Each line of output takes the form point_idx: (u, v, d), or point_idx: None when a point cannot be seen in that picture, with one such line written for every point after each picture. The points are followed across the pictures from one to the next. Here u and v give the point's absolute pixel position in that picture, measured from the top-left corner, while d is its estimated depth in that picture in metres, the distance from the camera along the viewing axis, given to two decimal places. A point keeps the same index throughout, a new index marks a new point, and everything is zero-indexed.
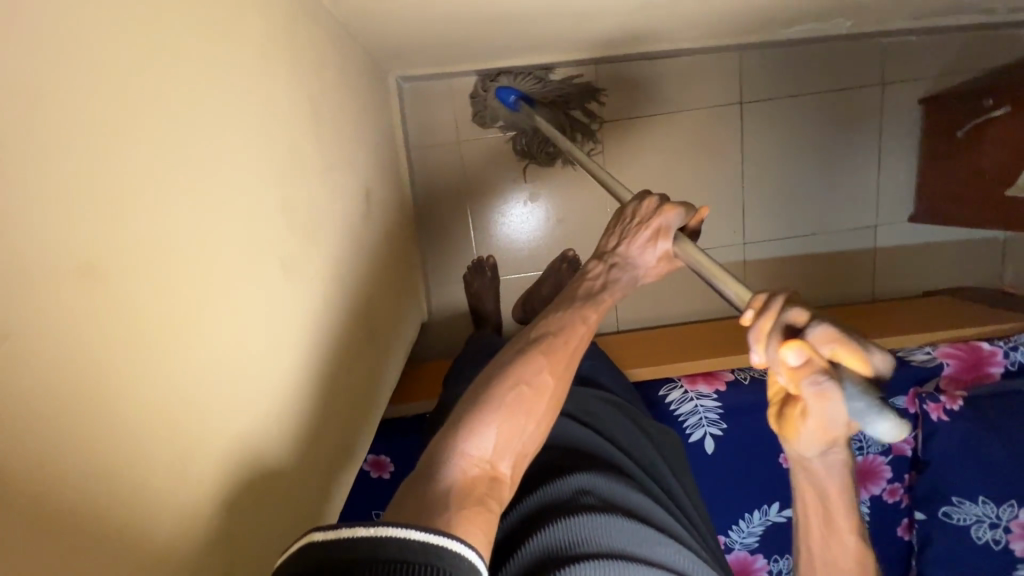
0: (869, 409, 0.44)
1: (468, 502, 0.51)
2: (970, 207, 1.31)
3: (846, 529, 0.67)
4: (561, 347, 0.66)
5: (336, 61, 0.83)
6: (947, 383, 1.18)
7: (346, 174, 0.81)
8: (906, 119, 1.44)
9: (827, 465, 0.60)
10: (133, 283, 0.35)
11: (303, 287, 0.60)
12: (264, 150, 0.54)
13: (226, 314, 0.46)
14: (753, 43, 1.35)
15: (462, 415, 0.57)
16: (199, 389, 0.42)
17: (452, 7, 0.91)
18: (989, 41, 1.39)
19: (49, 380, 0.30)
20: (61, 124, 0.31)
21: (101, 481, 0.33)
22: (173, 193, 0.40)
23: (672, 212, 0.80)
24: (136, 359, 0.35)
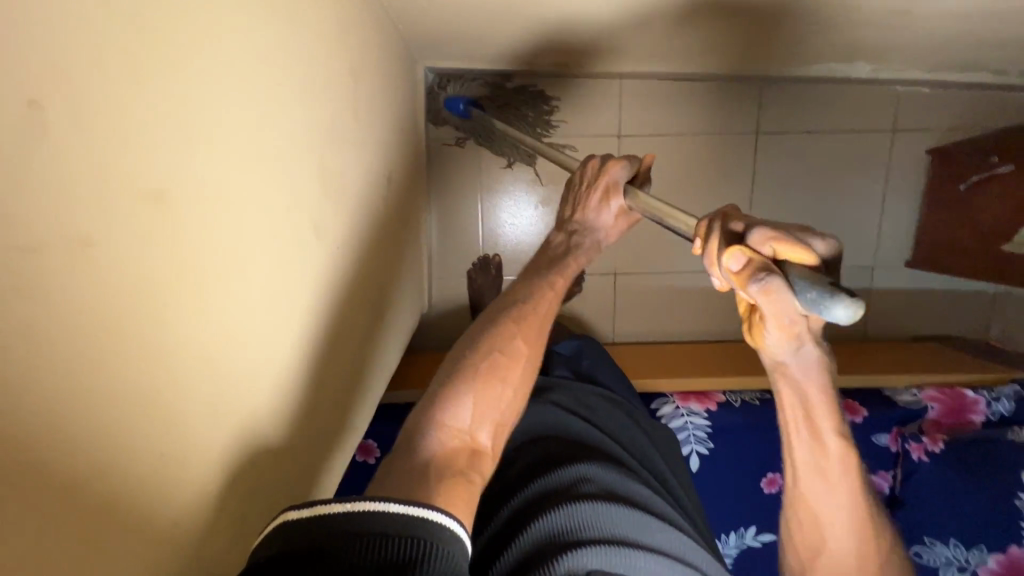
0: (818, 296, 0.42)
1: (449, 475, 0.54)
2: (967, 258, 1.35)
3: (827, 424, 0.60)
4: (530, 314, 0.69)
5: (376, 41, 0.84)
6: (930, 426, 1.20)
7: (374, 153, 0.82)
8: (913, 167, 1.48)
9: (801, 360, 0.55)
10: (189, 218, 0.34)
11: (325, 258, 0.59)
12: (309, 110, 0.54)
13: (259, 265, 0.44)
14: (775, 77, 1.39)
15: (438, 390, 0.60)
16: (234, 336, 0.41)
17: (494, 4, 0.93)
18: (998, 101, 1.44)
19: (107, 296, 0.28)
20: (147, 48, 0.30)
21: (141, 411, 0.32)
22: (229, 128, 0.39)
23: (617, 166, 0.82)
24: (185, 296, 0.34)
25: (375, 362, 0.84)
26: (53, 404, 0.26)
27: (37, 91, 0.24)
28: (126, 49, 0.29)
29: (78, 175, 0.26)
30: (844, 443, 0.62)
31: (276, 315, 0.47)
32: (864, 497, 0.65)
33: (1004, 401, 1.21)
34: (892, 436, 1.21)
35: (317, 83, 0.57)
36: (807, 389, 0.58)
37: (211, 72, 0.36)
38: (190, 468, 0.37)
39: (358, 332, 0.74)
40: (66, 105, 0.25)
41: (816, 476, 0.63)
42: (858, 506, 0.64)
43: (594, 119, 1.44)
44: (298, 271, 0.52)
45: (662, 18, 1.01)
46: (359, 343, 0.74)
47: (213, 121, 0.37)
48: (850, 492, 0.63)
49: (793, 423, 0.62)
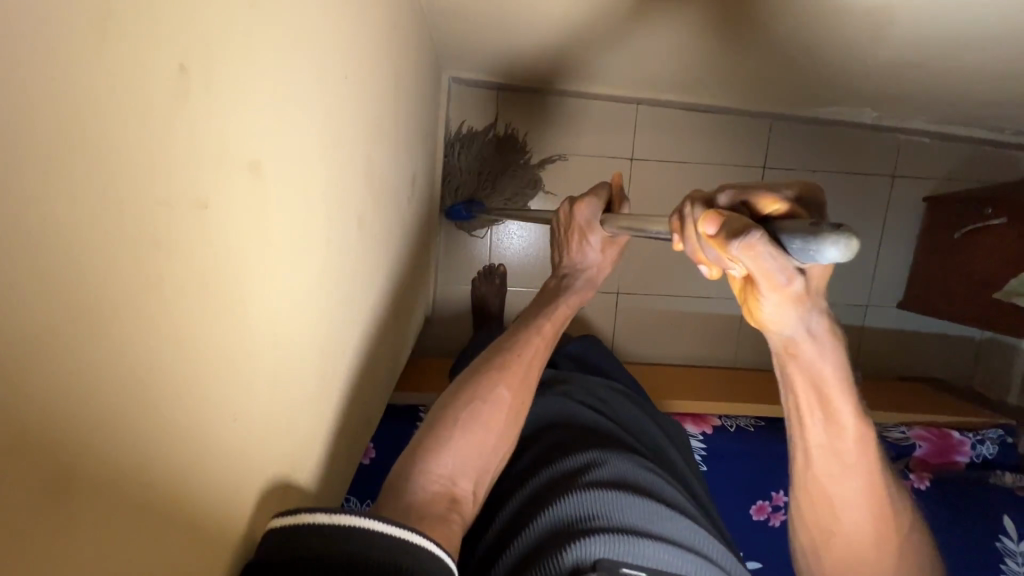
0: (805, 241, 0.38)
1: (426, 518, 0.60)
2: (959, 304, 1.39)
3: (843, 409, 0.56)
4: (516, 363, 0.74)
5: (417, 47, 0.86)
6: (917, 464, 1.23)
7: (406, 155, 0.84)
8: (910, 212, 1.54)
9: (812, 339, 0.51)
10: (280, 192, 0.33)
11: (365, 247, 0.58)
12: (370, 98, 0.55)
13: (328, 238, 0.44)
14: (785, 114, 1.44)
15: (423, 438, 0.67)
16: (297, 310, 0.39)
17: (531, 23, 0.96)
18: (994, 156, 1.51)
19: (217, 262, 0.27)
20: (265, 14, 0.29)
21: (230, 380, 0.31)
22: (318, 103, 0.39)
23: (585, 206, 0.83)
24: (266, 268, 0.33)
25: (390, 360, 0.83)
26: (158, 370, 0.25)
27: (183, 53, 0.23)
28: (252, 19, 0.27)
29: (203, 145, 0.25)
30: (861, 422, 0.57)
31: (326, 300, 0.46)
32: (881, 479, 0.61)
33: (989, 445, 1.24)
34: None
35: (376, 80, 0.57)
36: (819, 373, 0.53)
37: (305, 46, 0.35)
38: (251, 448, 0.35)
39: (382, 332, 0.74)
40: (205, 71, 0.24)
41: (834, 460, 0.59)
42: (876, 488, 0.61)
43: (607, 140, 1.47)
44: (342, 259, 0.50)
45: (688, 49, 1.04)
46: (382, 340, 0.74)
47: (303, 102, 0.35)
48: (867, 476, 0.60)
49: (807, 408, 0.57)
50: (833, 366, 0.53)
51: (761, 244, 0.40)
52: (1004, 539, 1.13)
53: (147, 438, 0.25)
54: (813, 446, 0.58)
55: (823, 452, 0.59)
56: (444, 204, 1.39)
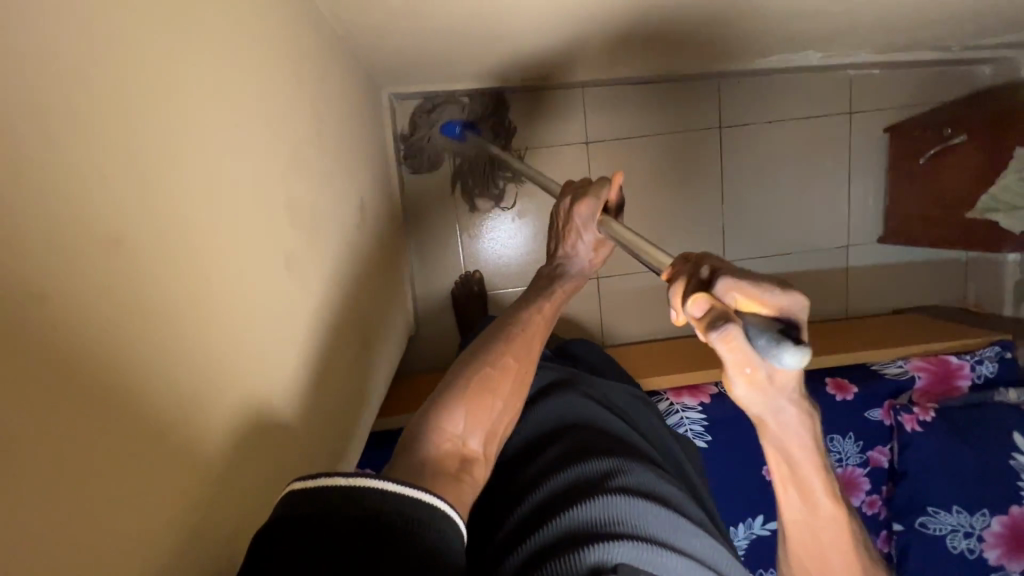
0: (769, 341, 0.41)
1: (441, 474, 0.59)
2: (935, 228, 1.38)
3: (819, 487, 0.58)
4: (521, 336, 0.77)
5: (334, 70, 0.86)
6: (919, 396, 1.22)
7: (343, 185, 0.83)
8: (873, 146, 1.52)
9: (790, 426, 0.52)
10: (155, 257, 0.37)
11: (294, 288, 0.60)
12: (261, 137, 0.55)
13: (231, 256, 0.47)
14: (731, 73, 1.42)
15: (435, 401, 0.66)
16: (207, 362, 0.43)
17: (448, 26, 0.94)
18: (948, 76, 1.49)
19: (63, 286, 0.30)
20: (61, 67, 0.31)
21: (124, 378, 0.34)
22: (176, 130, 0.41)
23: (584, 205, 0.83)
24: (150, 331, 0.36)
25: (360, 390, 0.83)
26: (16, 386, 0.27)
27: None
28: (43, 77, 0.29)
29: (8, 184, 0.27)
30: (833, 501, 0.60)
31: (247, 349, 0.49)
32: (859, 549, 0.63)
33: (988, 363, 1.23)
34: (885, 409, 1.21)
35: (271, 120, 0.58)
36: (795, 455, 0.55)
37: (148, 89, 0.38)
38: (163, 492, 0.38)
39: (344, 364, 0.75)
40: None
41: (809, 532, 0.61)
42: (853, 558, 0.62)
43: (559, 129, 1.46)
44: (262, 305, 0.52)
45: (615, 24, 1.03)
46: (346, 371, 0.76)
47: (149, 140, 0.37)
48: (841, 552, 0.62)
49: (782, 482, 0.59)
50: (805, 445, 0.55)
51: (735, 338, 0.42)
52: (1017, 456, 1.14)
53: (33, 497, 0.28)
54: (789, 517, 0.61)
55: (797, 519, 0.61)
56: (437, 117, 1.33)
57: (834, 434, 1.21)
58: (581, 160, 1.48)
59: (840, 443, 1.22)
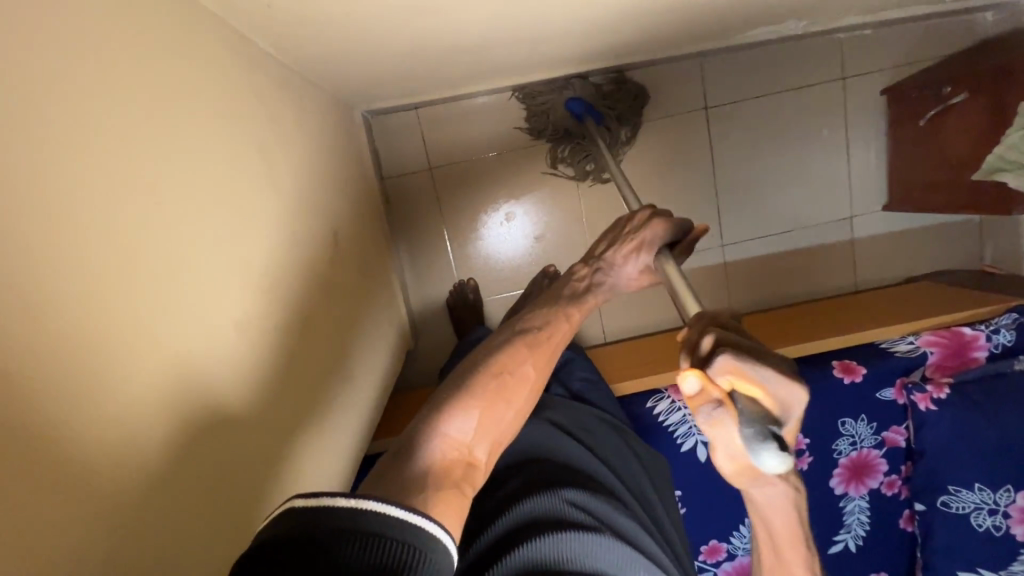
0: (754, 438, 0.45)
1: (445, 482, 0.53)
2: (940, 191, 1.32)
3: (792, 545, 0.63)
4: (544, 342, 0.72)
5: (288, 104, 0.84)
6: (933, 371, 1.17)
7: (308, 219, 0.83)
8: (871, 110, 1.45)
9: (768, 495, 0.56)
10: (56, 377, 0.35)
11: (248, 349, 0.59)
12: (202, 189, 0.54)
13: (175, 284, 0.48)
14: (712, 50, 1.36)
15: (449, 397, 0.61)
16: (147, 458, 0.42)
17: (404, 45, 0.92)
18: (946, 27, 1.41)
19: None
20: None
21: (48, 404, 0.35)
22: (107, 170, 0.41)
23: (659, 226, 0.84)
24: (67, 460, 0.36)
25: (340, 419, 0.83)
26: None
27: None
28: None
29: None
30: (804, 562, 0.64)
31: (186, 426, 0.47)
32: None
33: (1005, 332, 1.16)
34: (897, 388, 1.17)
35: (212, 182, 0.57)
36: (773, 520, 0.60)
37: (74, 135, 0.39)
38: (106, 510, 0.38)
39: (320, 407, 0.76)
40: None
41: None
42: None
43: None
44: (209, 381, 0.51)
45: (579, 20, 0.99)
46: (322, 413, 0.76)
47: (77, 185, 0.38)
48: None
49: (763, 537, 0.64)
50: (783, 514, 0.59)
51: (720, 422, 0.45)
52: None
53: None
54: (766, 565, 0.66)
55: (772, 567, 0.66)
56: (571, 89, 1.36)
57: (845, 418, 1.18)
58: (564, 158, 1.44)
59: (852, 426, 1.18)
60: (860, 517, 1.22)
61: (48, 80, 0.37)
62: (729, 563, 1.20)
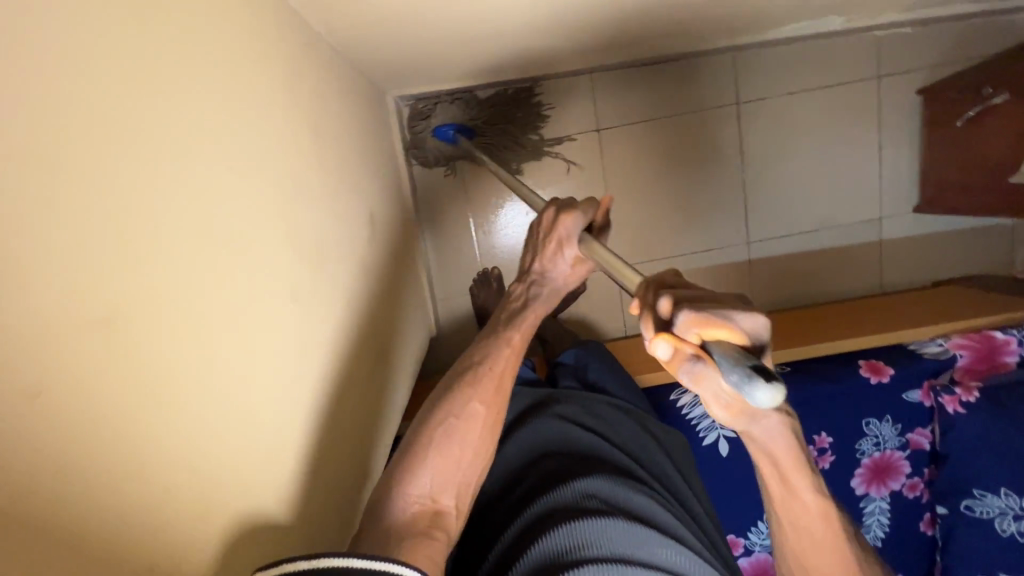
0: (740, 377, 0.38)
1: (411, 537, 0.63)
2: (974, 193, 1.30)
3: (801, 482, 0.59)
4: (488, 375, 0.77)
5: (333, 85, 0.85)
6: (961, 374, 1.16)
7: (350, 199, 0.84)
8: (906, 110, 1.43)
9: (764, 430, 0.52)
10: (137, 348, 0.36)
11: (304, 321, 0.60)
12: (261, 164, 0.56)
13: (236, 256, 0.49)
14: (747, 45, 1.35)
15: (399, 460, 0.69)
16: (217, 429, 0.43)
17: (446, 29, 0.92)
18: (987, 28, 1.39)
19: (70, 290, 0.32)
20: (71, 101, 0.33)
21: (132, 377, 0.35)
22: (180, 138, 0.43)
23: (569, 218, 0.79)
24: (153, 434, 0.37)
25: (381, 398, 0.85)
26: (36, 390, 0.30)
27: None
28: (56, 108, 0.32)
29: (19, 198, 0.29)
30: (816, 492, 0.61)
31: (252, 396, 0.48)
32: (843, 535, 0.65)
33: None
34: (924, 391, 1.17)
35: (268, 155, 0.57)
36: (776, 457, 0.55)
37: (154, 104, 0.40)
38: (185, 478, 0.40)
39: (362, 385, 0.76)
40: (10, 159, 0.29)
41: (792, 520, 0.63)
42: (840, 547, 0.64)
43: (572, 117, 1.42)
44: (269, 354, 0.52)
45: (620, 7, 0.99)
46: (366, 390, 0.78)
47: (156, 152, 0.40)
48: (831, 540, 0.63)
49: (769, 476, 0.59)
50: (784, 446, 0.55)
51: None
52: None
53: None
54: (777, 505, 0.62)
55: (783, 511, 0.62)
56: (435, 116, 1.33)
57: (870, 419, 1.17)
58: (594, 150, 1.44)
59: (876, 427, 1.18)
60: (880, 518, 1.21)
61: (133, 49, 0.39)
62: (746, 559, 1.20)
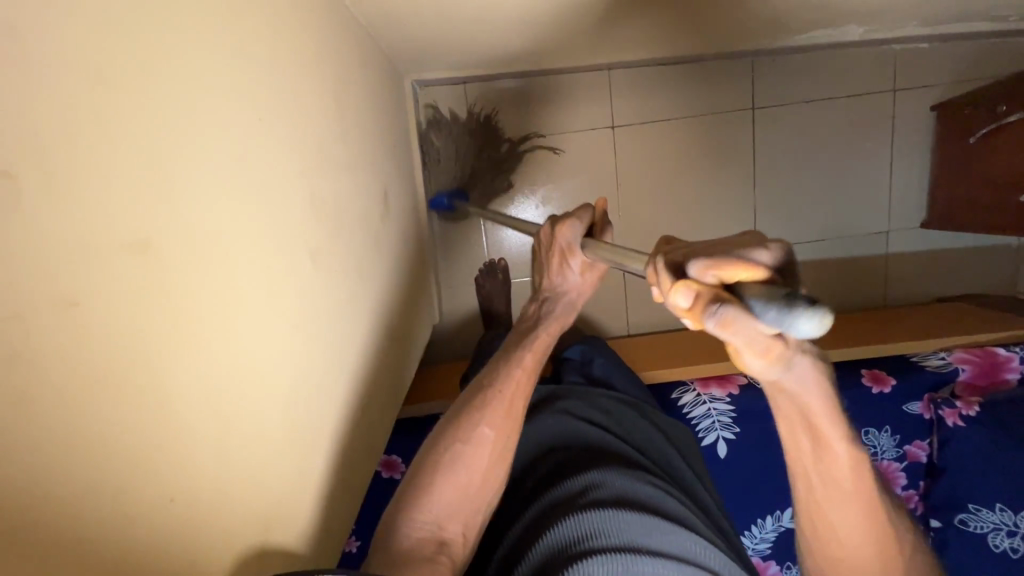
0: (780, 312, 0.36)
1: (418, 563, 0.62)
2: (983, 211, 1.31)
3: (836, 436, 0.55)
4: (499, 396, 0.74)
5: (358, 59, 0.85)
6: (963, 388, 1.16)
7: (371, 173, 0.83)
8: (919, 125, 1.44)
9: (800, 378, 0.48)
10: (176, 289, 0.35)
11: (329, 285, 0.59)
12: (299, 123, 0.55)
13: (273, 213, 0.48)
14: (767, 50, 1.36)
15: (409, 487, 0.68)
16: (247, 385, 0.42)
17: (473, 12, 0.92)
18: (1004, 48, 1.40)
19: (125, 220, 0.31)
20: (135, 28, 0.32)
21: (174, 318, 0.34)
22: (229, 85, 0.42)
23: (567, 228, 0.78)
24: (190, 381, 0.36)
25: (393, 377, 0.84)
26: (92, 318, 0.29)
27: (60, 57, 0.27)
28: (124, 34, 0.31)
29: (86, 119, 0.28)
30: (850, 444, 0.57)
31: (280, 355, 0.47)
32: (875, 496, 0.61)
33: None
34: (924, 403, 1.17)
35: (304, 116, 0.57)
36: (810, 406, 0.51)
37: (208, 44, 0.39)
38: (217, 429, 0.38)
39: (377, 361, 0.75)
40: (78, 79, 0.28)
41: (826, 480, 0.59)
42: (871, 507, 0.61)
43: (588, 113, 1.42)
44: (296, 317, 0.51)
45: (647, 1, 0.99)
46: (381, 367, 0.77)
47: (209, 94, 0.39)
48: (863, 501, 0.60)
49: (799, 433, 0.56)
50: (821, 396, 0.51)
51: (735, 318, 0.39)
52: None
53: (39, 519, 0.27)
54: (810, 467, 0.58)
55: (813, 471, 0.59)
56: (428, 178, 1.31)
57: (869, 428, 1.17)
58: (607, 147, 1.44)
59: (875, 436, 1.18)
60: None
61: None
62: None
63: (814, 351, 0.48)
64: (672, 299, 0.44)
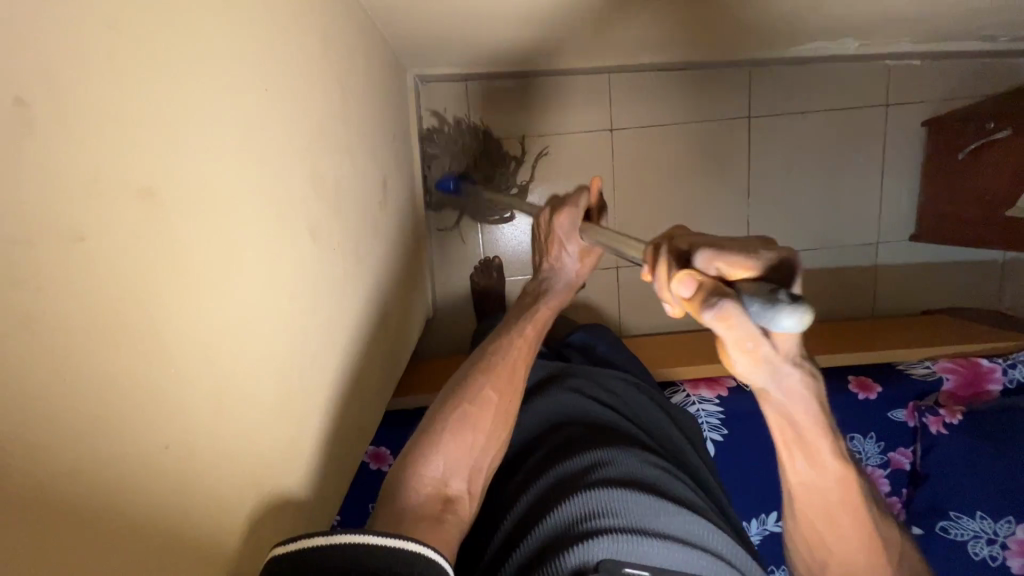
0: (765, 305, 0.38)
1: (422, 519, 0.62)
2: (970, 225, 1.33)
3: (823, 450, 0.56)
4: (500, 363, 0.76)
5: (362, 47, 0.86)
6: (946, 398, 1.17)
7: (371, 160, 0.84)
8: (910, 140, 1.48)
9: (788, 394, 0.49)
10: (179, 238, 0.35)
11: (327, 260, 0.60)
12: (304, 97, 0.56)
13: (275, 179, 0.48)
14: (765, 61, 1.38)
15: (414, 445, 0.69)
16: (244, 341, 0.43)
17: (478, 8, 0.93)
18: (994, 68, 1.43)
19: (133, 164, 0.31)
20: None
21: (175, 266, 0.35)
22: (237, 49, 0.43)
23: (563, 216, 0.79)
24: (189, 330, 0.36)
25: (385, 362, 0.84)
26: (94, 257, 0.29)
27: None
28: None
29: (101, 61, 0.29)
30: (839, 458, 0.58)
31: (275, 320, 0.48)
32: (863, 510, 0.62)
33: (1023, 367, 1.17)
34: (909, 410, 1.18)
35: (309, 93, 0.58)
36: (798, 420, 0.52)
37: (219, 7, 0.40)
38: (213, 382, 0.39)
39: (371, 343, 0.76)
40: (94, 23, 0.29)
41: (811, 493, 0.60)
42: (858, 518, 0.62)
43: (587, 114, 1.43)
44: (294, 284, 0.51)
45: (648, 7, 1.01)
46: (374, 349, 0.77)
47: (216, 54, 0.40)
48: (852, 510, 0.61)
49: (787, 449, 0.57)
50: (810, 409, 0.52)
51: (732, 312, 0.40)
52: None
53: (47, 449, 0.27)
54: (795, 481, 0.59)
55: (800, 483, 0.59)
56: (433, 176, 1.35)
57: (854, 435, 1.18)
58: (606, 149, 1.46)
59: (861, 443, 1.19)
60: None
61: None
62: None
63: (807, 367, 0.49)
64: (675, 289, 0.45)
